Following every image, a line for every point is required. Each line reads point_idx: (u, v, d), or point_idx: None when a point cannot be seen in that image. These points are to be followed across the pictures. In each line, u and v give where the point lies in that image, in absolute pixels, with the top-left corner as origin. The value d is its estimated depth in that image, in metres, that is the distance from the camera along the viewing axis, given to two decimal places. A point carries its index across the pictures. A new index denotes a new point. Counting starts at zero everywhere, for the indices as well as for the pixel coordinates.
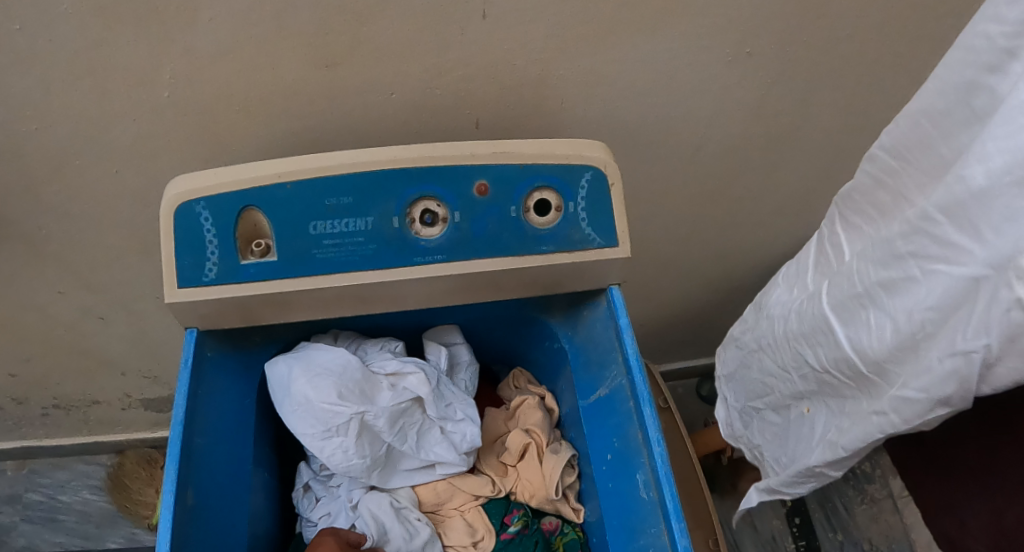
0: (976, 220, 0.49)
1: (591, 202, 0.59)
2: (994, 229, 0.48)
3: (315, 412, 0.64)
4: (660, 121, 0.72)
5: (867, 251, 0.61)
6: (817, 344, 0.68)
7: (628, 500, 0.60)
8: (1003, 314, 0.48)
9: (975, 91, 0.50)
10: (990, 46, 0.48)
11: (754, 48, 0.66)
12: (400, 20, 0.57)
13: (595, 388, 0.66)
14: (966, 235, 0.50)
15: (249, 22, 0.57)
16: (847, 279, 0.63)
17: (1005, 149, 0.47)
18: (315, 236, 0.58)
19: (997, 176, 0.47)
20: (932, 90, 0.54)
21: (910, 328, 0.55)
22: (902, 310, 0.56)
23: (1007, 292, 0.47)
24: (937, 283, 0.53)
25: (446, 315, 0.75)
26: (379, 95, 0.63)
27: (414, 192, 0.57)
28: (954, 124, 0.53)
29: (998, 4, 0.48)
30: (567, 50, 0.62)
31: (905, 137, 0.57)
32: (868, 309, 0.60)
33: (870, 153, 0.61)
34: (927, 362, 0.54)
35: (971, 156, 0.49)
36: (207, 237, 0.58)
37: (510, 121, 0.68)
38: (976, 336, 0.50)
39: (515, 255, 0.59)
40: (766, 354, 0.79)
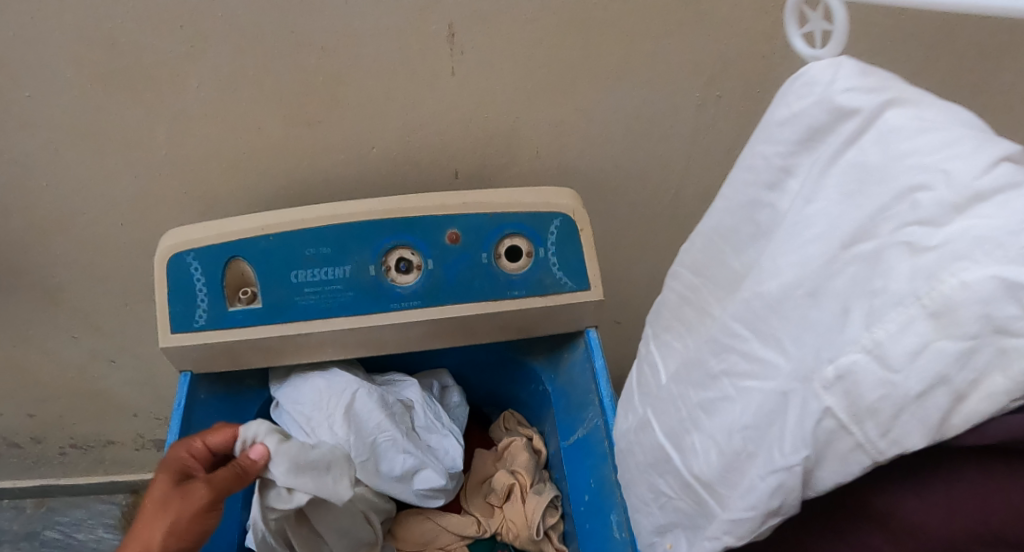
0: (771, 326, 0.35)
1: (561, 248, 0.61)
2: (793, 336, 0.34)
3: (312, 390, 0.68)
4: (638, 166, 0.74)
5: (679, 370, 0.42)
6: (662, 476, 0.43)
7: (605, 541, 0.60)
8: (818, 427, 0.32)
9: (758, 209, 0.37)
10: (768, 162, 0.36)
11: (723, 91, 0.68)
12: (376, 79, 0.61)
13: (574, 430, 0.67)
14: (770, 344, 0.35)
15: (234, 84, 0.60)
16: (666, 403, 0.43)
17: (794, 257, 0.33)
18: (298, 283, 0.60)
19: (789, 286, 0.33)
20: (717, 210, 0.40)
21: (727, 454, 0.37)
22: (714, 435, 0.38)
23: (818, 400, 0.32)
24: (749, 402, 0.36)
25: (439, 356, 0.78)
26: (360, 148, 0.66)
27: (389, 241, 0.60)
28: (742, 240, 0.39)
29: (773, 120, 0.36)
30: (536, 100, 0.65)
31: (701, 254, 0.42)
32: (687, 433, 0.40)
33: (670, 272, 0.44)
34: (738, 475, 0.37)
35: (762, 266, 0.35)
36: (196, 286, 0.60)
37: (489, 171, 0.70)
38: (797, 448, 0.33)
39: (489, 300, 0.60)
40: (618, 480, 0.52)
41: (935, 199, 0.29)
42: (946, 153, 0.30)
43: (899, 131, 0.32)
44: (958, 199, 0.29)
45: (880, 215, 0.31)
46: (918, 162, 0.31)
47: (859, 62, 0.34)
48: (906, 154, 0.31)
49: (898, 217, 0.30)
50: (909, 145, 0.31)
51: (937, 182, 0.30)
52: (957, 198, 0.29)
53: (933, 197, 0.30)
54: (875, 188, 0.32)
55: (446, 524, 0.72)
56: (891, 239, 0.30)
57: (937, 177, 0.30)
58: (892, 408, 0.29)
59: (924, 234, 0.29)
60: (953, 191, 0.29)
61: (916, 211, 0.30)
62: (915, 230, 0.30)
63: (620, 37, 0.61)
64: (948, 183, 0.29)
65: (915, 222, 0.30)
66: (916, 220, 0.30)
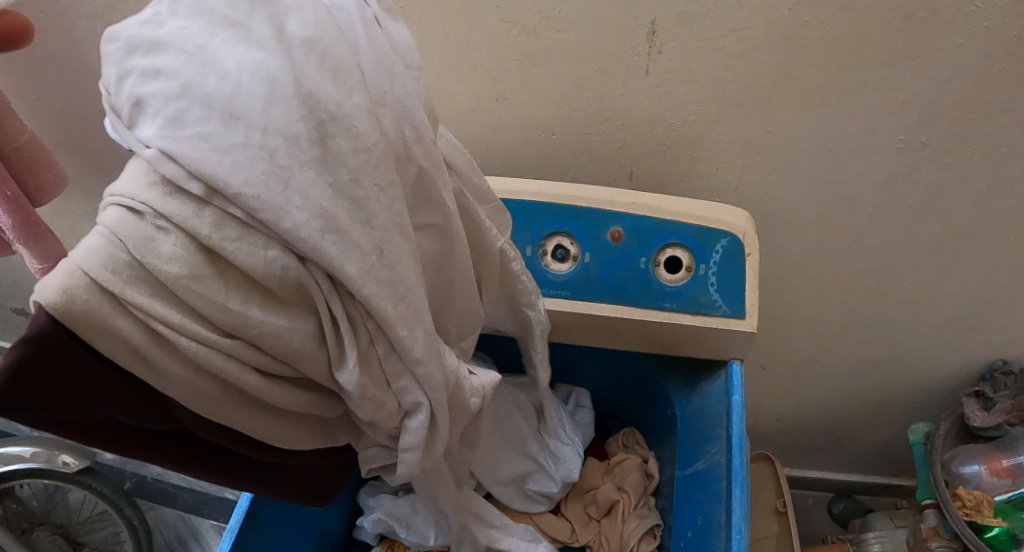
0: (318, 79, 0.32)
1: (723, 269, 0.57)
2: (323, 71, 0.32)
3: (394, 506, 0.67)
4: (815, 202, 0.69)
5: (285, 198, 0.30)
6: (212, 280, 0.30)
7: (694, 455, 0.62)
8: (244, 251, 0.30)
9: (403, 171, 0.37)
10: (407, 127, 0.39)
11: (930, 137, 0.62)
12: (572, 66, 0.60)
13: (693, 462, 0.61)
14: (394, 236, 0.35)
15: (432, 51, 0.62)
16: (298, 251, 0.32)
17: None
18: (561, 260, 0.58)
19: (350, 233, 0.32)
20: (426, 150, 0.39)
21: (228, 301, 0.30)
22: (222, 239, 0.29)
23: (347, 209, 0.32)
24: None
25: (576, 369, 0.74)
26: (542, 134, 0.66)
27: (550, 226, 0.58)
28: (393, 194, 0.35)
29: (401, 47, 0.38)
30: (724, 115, 0.62)
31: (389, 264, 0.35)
32: (229, 263, 0.30)
33: (178, 164, 0.29)
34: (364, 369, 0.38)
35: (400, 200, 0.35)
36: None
37: (663, 178, 0.68)
38: (240, 303, 0.30)
39: (637, 307, 0.57)
40: (224, 205, 0.29)
41: (375, 180, 0.33)
42: (381, 43, 0.36)
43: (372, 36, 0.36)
44: (300, 46, 0.32)
45: (214, 103, 0.29)
46: (351, 58, 0.34)
47: None
48: (315, 23, 0.33)
49: (167, 103, 0.29)
50: (309, 26, 0.33)
51: (357, 86, 0.33)
52: (310, 49, 0.32)
53: (264, 58, 0.31)
54: (355, 232, 0.33)
55: (539, 520, 0.67)
56: (169, 161, 0.29)
57: (334, 104, 0.32)
58: (201, 283, 0.29)
59: (154, 43, 0.30)
60: (265, 122, 0.30)
61: (330, 145, 0.32)
62: (154, 127, 0.29)
63: (825, 62, 0.58)
64: (393, 171, 0.35)
65: (217, 163, 0.29)
66: (133, 96, 0.30)
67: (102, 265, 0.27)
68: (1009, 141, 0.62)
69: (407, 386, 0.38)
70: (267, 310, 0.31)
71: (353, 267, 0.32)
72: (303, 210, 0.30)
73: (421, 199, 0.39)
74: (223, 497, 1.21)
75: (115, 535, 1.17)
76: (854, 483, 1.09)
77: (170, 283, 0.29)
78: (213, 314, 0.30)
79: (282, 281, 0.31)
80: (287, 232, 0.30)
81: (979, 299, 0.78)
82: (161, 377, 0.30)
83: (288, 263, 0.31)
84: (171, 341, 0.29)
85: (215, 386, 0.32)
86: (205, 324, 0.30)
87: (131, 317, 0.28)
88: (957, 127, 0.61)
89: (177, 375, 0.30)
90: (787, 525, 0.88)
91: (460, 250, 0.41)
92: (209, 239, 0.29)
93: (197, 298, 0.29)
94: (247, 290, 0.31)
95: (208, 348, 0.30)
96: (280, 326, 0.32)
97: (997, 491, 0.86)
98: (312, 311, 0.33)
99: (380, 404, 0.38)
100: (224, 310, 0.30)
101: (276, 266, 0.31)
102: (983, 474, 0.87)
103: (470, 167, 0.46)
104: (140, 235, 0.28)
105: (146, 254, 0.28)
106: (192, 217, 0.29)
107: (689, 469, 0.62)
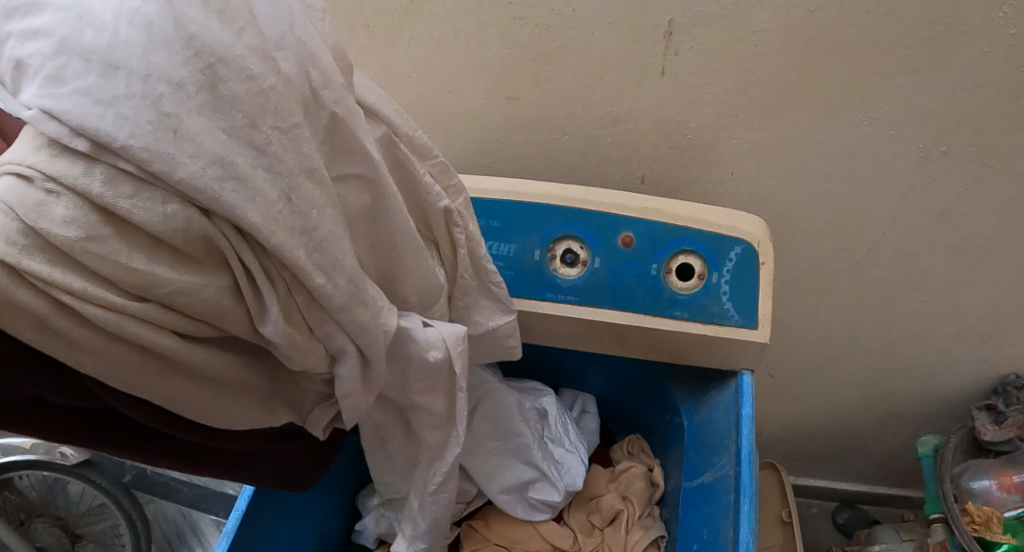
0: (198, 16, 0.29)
1: (736, 278, 0.55)
2: (204, 8, 0.30)
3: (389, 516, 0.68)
4: (831, 210, 0.68)
5: (175, 147, 0.28)
6: (112, 241, 0.28)
7: (701, 467, 0.60)
8: (139, 204, 0.28)
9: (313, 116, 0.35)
10: None
11: (951, 146, 0.61)
12: (586, 66, 0.59)
13: (700, 473, 0.60)
14: (305, 184, 0.33)
15: (442, 47, 0.60)
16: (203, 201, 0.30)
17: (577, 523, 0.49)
18: (570, 265, 0.57)
19: (254, 178, 0.30)
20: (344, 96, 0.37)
21: (127, 260, 0.28)
22: (114, 196, 0.27)
23: (248, 154, 0.30)
24: None
25: (581, 372, 0.72)
26: (552, 134, 0.65)
27: (558, 230, 0.57)
28: (300, 137, 0.33)
29: None
30: (741, 120, 0.60)
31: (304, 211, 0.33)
32: (125, 221, 0.28)
33: (59, 121, 0.27)
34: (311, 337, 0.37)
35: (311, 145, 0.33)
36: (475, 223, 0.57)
37: (676, 182, 0.66)
38: (141, 261, 0.29)
39: (646, 314, 0.56)
40: (112, 161, 0.27)
41: (275, 123, 0.31)
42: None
43: None
44: None
45: (92, 56, 0.27)
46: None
47: None
48: None
49: (44, 63, 0.28)
50: None
51: (248, 28, 0.31)
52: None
53: (142, 3, 0.28)
54: (257, 179, 0.31)
55: (541, 529, 0.66)
56: (50, 120, 0.27)
57: (222, 46, 0.30)
58: (99, 247, 0.28)
59: (33, 5, 0.29)
60: (146, 69, 0.28)
61: (221, 89, 0.29)
62: (34, 87, 0.27)
63: (846, 67, 0.56)
64: (298, 116, 0.33)
65: (99, 117, 0.27)
66: (13, 59, 0.28)
67: None
68: None
69: (333, 333, 0.37)
70: (175, 270, 0.30)
71: (258, 217, 0.30)
72: (197, 158, 0.28)
73: (337, 146, 0.37)
74: (222, 492, 1.20)
75: (112, 529, 1.16)
76: (861, 493, 1.08)
77: (65, 246, 0.27)
78: (114, 275, 0.28)
79: (186, 235, 0.29)
80: (183, 185, 0.28)
81: (995, 311, 0.76)
82: (72, 346, 0.29)
83: (190, 216, 0.29)
84: (77, 309, 0.28)
85: (136, 354, 0.31)
86: (108, 286, 0.29)
87: (33, 287, 0.27)
88: (979, 136, 0.60)
89: (91, 344, 0.29)
90: (792, 536, 0.87)
91: (392, 203, 0.39)
92: (101, 197, 0.27)
93: (100, 260, 0.28)
94: (152, 247, 0.29)
95: (114, 309, 0.29)
96: (190, 282, 0.30)
97: (1006, 507, 0.84)
98: (224, 265, 0.32)
99: (308, 352, 0.36)
100: (127, 271, 0.28)
101: (176, 221, 0.29)
102: (992, 490, 0.86)
103: (401, 119, 0.44)
104: (29, 201, 0.27)
105: (36, 218, 0.27)
106: (81, 176, 0.27)
107: (696, 481, 0.60)
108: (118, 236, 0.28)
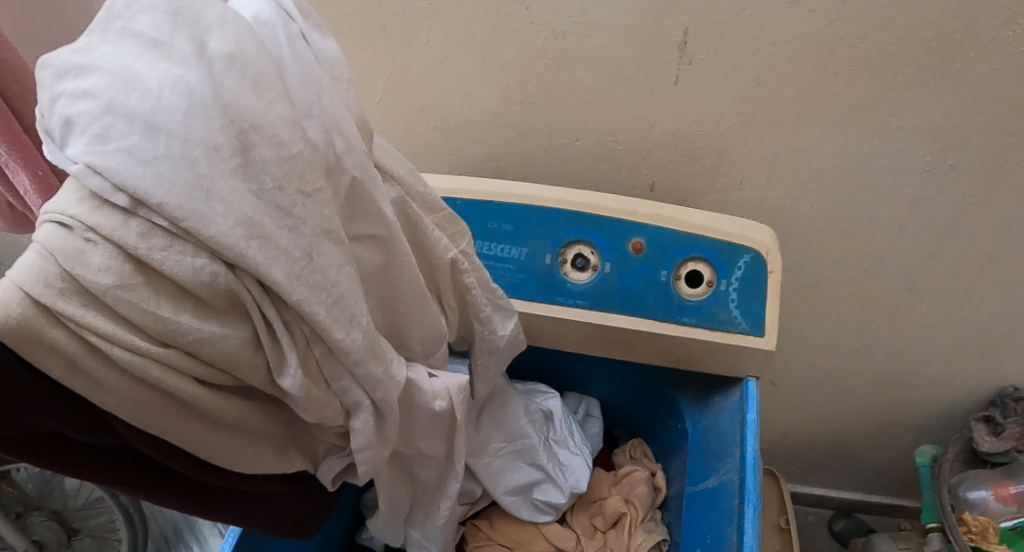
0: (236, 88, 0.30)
1: (745, 286, 0.56)
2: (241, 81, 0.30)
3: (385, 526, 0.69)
4: (838, 221, 0.69)
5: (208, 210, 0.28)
6: (146, 294, 0.28)
7: (705, 472, 0.61)
8: (172, 262, 0.28)
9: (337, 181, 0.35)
10: None
11: (957, 160, 0.62)
12: (601, 73, 0.59)
13: (704, 478, 0.61)
14: (327, 248, 0.33)
15: (458, 51, 0.61)
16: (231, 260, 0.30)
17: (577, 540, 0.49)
18: (580, 269, 0.58)
19: (281, 243, 0.31)
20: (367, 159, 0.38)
21: (159, 315, 0.28)
22: (149, 252, 0.28)
23: (275, 219, 0.31)
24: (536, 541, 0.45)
25: (587, 377, 0.73)
26: (565, 139, 0.65)
27: (570, 234, 0.58)
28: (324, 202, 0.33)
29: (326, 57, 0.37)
30: (752, 130, 0.61)
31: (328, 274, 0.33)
32: (158, 277, 0.28)
33: (102, 179, 0.27)
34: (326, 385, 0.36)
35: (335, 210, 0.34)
36: (487, 226, 0.58)
37: (686, 190, 0.67)
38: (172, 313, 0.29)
39: (654, 319, 0.57)
40: (147, 218, 0.28)
41: (302, 187, 0.32)
42: (307, 56, 0.35)
43: (298, 50, 0.35)
44: (222, 60, 0.30)
45: (137, 117, 0.28)
46: (274, 70, 0.32)
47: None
48: (240, 34, 0.31)
49: (92, 119, 0.28)
50: (231, 40, 0.31)
51: (281, 96, 0.32)
52: (232, 62, 0.30)
53: (185, 72, 0.29)
54: (281, 238, 0.31)
55: (545, 530, 0.66)
56: (94, 177, 0.27)
57: (255, 114, 0.30)
58: (129, 295, 0.27)
59: (84, 66, 0.29)
60: (186, 134, 0.28)
61: (253, 155, 0.30)
62: (81, 144, 0.28)
63: (857, 81, 0.57)
64: (323, 181, 0.33)
65: (140, 175, 0.27)
66: (64, 116, 0.28)
67: (34, 278, 0.26)
68: None
69: (348, 387, 0.36)
70: (199, 318, 0.30)
71: (281, 274, 0.30)
72: (229, 222, 0.29)
73: (358, 208, 0.37)
74: None
75: (110, 524, 1.16)
76: (857, 502, 1.09)
77: (98, 293, 0.27)
78: (144, 322, 0.28)
79: (212, 290, 0.29)
80: (212, 242, 0.28)
81: (996, 324, 0.77)
82: (95, 386, 0.28)
83: (217, 271, 0.29)
84: (103, 351, 0.27)
85: (161, 398, 0.30)
86: (141, 335, 0.28)
87: (65, 328, 0.27)
88: (985, 151, 0.60)
89: (115, 386, 0.28)
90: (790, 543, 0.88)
91: (404, 264, 0.40)
92: (136, 250, 0.27)
93: (130, 306, 0.27)
94: (179, 297, 0.29)
95: (144, 358, 0.28)
96: (213, 331, 0.30)
97: (1003, 517, 0.85)
98: (246, 316, 0.32)
99: (323, 405, 0.35)
100: (155, 318, 0.28)
101: (204, 274, 0.29)
102: (989, 500, 0.87)
103: (413, 179, 0.44)
104: (68, 249, 0.27)
105: (74, 266, 0.27)
106: (120, 228, 0.27)
107: (699, 485, 0.61)
108: (152, 289, 0.28)
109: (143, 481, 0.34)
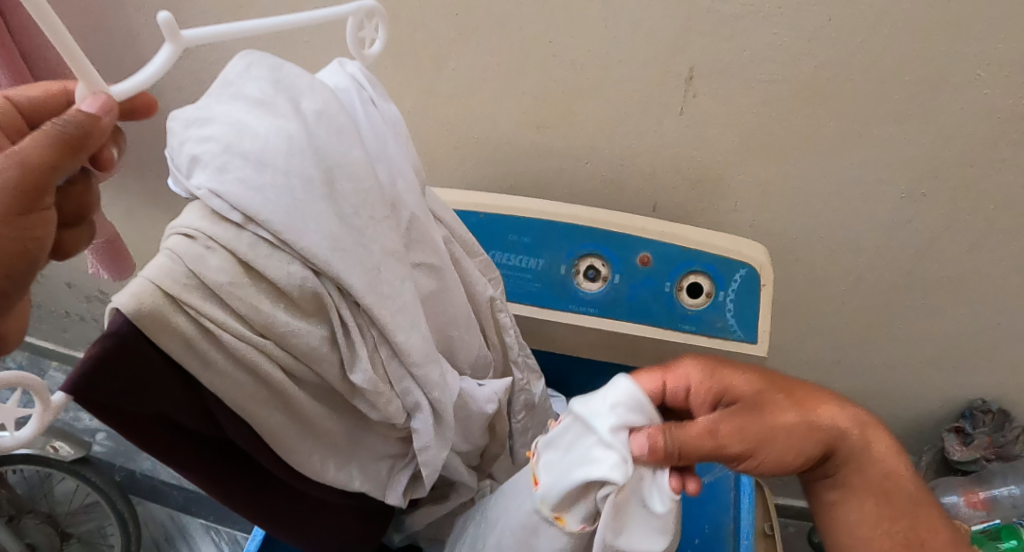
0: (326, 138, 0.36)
1: (740, 297, 0.62)
2: (330, 132, 0.37)
3: None
4: (823, 243, 0.75)
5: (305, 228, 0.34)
6: (252, 295, 0.34)
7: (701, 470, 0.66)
8: (273, 267, 0.34)
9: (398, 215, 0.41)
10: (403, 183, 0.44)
11: (929, 190, 0.68)
12: (613, 102, 0.65)
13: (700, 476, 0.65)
14: (394, 268, 0.39)
15: (483, 77, 0.66)
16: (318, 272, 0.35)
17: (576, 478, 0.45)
18: (591, 280, 0.63)
19: (358, 260, 0.36)
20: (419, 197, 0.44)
21: (262, 313, 0.34)
22: (257, 259, 0.33)
23: (354, 240, 0.36)
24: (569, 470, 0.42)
25: (590, 384, 0.78)
26: (577, 161, 0.71)
27: (583, 247, 0.63)
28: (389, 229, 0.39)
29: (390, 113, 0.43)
30: (747, 158, 0.68)
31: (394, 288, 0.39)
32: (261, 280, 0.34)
33: (222, 201, 0.33)
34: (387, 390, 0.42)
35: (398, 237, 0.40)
36: (507, 239, 0.64)
37: (685, 211, 0.73)
38: (269, 311, 0.34)
39: (658, 326, 0.63)
40: (255, 230, 0.33)
41: (373, 213, 0.38)
42: (377, 119, 0.42)
43: (369, 113, 0.41)
44: (313, 117, 0.37)
45: (249, 154, 0.34)
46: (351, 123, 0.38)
47: (362, 70, 0.43)
48: (326, 97, 0.38)
49: (213, 157, 0.33)
50: (320, 103, 0.37)
51: (358, 142, 0.38)
52: (321, 117, 0.37)
53: (287, 122, 0.35)
54: (358, 253, 0.36)
55: None
56: (217, 199, 0.33)
57: (340, 156, 0.37)
58: (235, 290, 0.33)
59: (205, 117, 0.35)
60: (289, 168, 0.34)
61: (338, 187, 0.36)
62: (204, 175, 0.33)
63: (841, 116, 0.64)
64: (388, 211, 0.39)
65: (253, 199, 0.33)
66: (189, 154, 0.34)
67: (166, 277, 0.32)
68: (1002, 198, 0.68)
69: (409, 387, 0.41)
70: (286, 311, 0.35)
71: (357, 281, 0.36)
72: (322, 239, 0.35)
73: (415, 239, 0.43)
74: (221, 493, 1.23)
75: (102, 529, 1.17)
76: None
77: (215, 288, 0.33)
78: (245, 312, 0.34)
79: (302, 291, 0.35)
80: (306, 251, 0.34)
81: (965, 340, 0.84)
82: (205, 363, 0.33)
83: (306, 276, 0.35)
84: (215, 335, 0.33)
85: (250, 380, 0.35)
86: (243, 327, 0.34)
87: (186, 315, 0.32)
88: (955, 182, 0.67)
89: (221, 365, 0.34)
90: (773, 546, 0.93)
91: (451, 289, 0.46)
92: (247, 256, 0.33)
93: (238, 297, 0.33)
94: (275, 296, 0.35)
95: (244, 343, 0.34)
96: (299, 327, 0.35)
97: (972, 522, 0.91)
98: (326, 317, 0.37)
99: (389, 402, 0.40)
100: (255, 310, 0.34)
101: (297, 278, 0.34)
102: (960, 504, 0.94)
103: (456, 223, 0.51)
104: (192, 253, 0.32)
105: (195, 265, 0.32)
106: (234, 238, 0.33)
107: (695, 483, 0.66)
108: (256, 291, 0.34)
109: (219, 456, 0.39)
